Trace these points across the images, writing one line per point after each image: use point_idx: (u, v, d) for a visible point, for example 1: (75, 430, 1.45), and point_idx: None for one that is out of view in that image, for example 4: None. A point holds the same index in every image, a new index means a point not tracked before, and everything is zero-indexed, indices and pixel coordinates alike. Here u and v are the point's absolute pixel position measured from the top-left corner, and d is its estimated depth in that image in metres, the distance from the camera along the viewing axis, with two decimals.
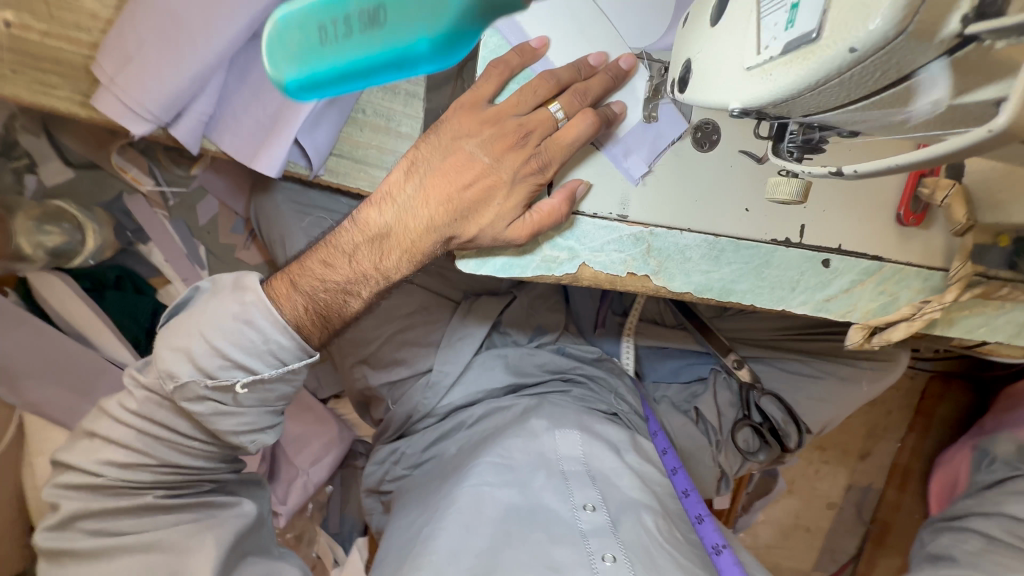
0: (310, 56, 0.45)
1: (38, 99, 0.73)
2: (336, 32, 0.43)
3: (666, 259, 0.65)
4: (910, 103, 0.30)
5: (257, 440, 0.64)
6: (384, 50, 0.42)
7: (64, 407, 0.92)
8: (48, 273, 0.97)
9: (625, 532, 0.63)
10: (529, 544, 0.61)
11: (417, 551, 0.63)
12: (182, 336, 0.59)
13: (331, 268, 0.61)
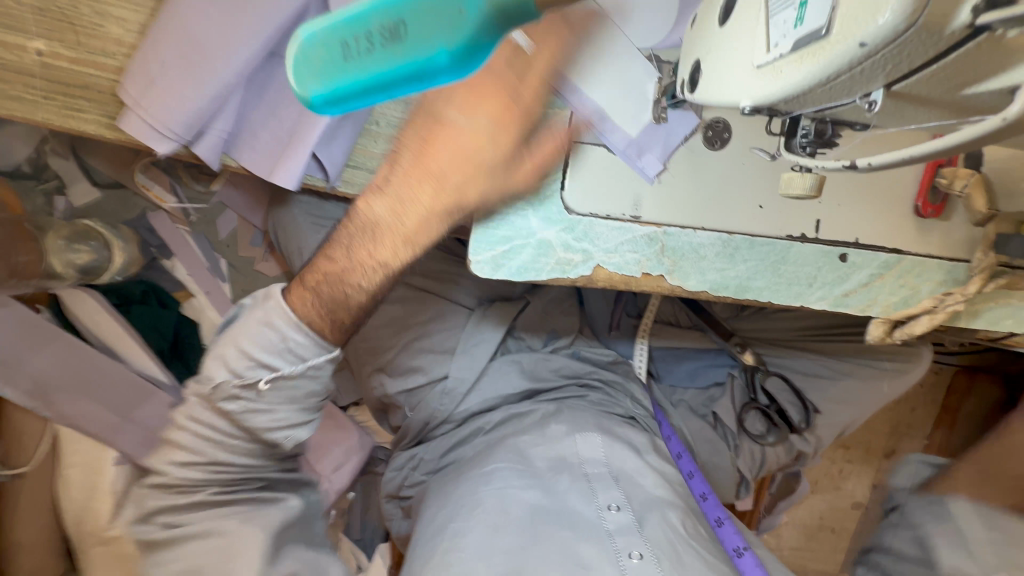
0: (333, 74, 0.39)
1: (67, 121, 0.74)
2: (363, 46, 0.37)
3: (680, 258, 0.65)
4: (926, 95, 0.30)
5: (291, 436, 0.66)
6: (399, 64, 0.36)
7: (96, 419, 0.95)
8: (77, 289, 1.01)
9: (650, 531, 0.63)
10: (555, 545, 0.61)
11: (442, 552, 0.64)
12: (221, 345, 0.63)
13: (333, 264, 0.61)
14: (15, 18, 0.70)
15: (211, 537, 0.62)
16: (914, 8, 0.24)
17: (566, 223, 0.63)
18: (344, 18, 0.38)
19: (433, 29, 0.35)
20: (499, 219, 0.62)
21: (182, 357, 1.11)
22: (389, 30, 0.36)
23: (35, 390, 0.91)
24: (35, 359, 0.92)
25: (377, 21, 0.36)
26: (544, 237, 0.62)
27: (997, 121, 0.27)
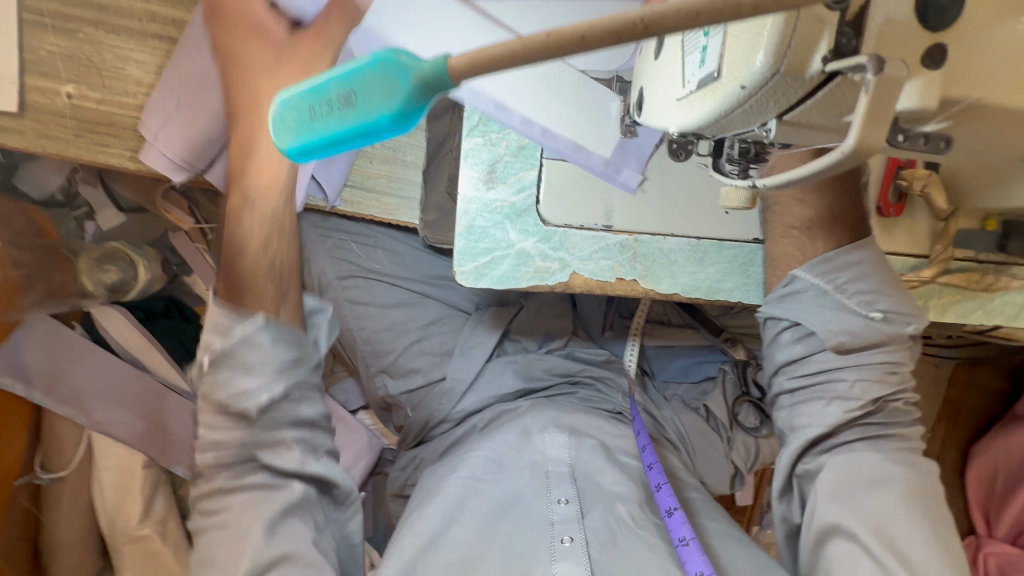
0: (299, 134, 0.32)
1: (95, 155, 0.82)
2: (320, 106, 0.31)
3: (652, 263, 0.69)
4: (814, 126, 0.34)
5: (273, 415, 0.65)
6: (359, 126, 0.30)
7: (122, 423, 1.06)
8: (108, 306, 1.09)
9: (591, 521, 0.73)
10: (499, 538, 0.72)
11: (404, 536, 0.75)
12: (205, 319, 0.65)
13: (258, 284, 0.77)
14: (46, 65, 0.78)
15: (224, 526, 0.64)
16: (774, 59, 0.29)
17: (542, 234, 0.68)
18: (312, 81, 0.31)
19: (387, 94, 0.29)
20: (479, 233, 0.67)
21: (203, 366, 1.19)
22: (352, 95, 0.30)
23: (73, 400, 1.03)
24: (75, 372, 1.03)
25: (340, 88, 0.30)
26: (521, 248, 0.67)
27: (838, 153, 0.30)
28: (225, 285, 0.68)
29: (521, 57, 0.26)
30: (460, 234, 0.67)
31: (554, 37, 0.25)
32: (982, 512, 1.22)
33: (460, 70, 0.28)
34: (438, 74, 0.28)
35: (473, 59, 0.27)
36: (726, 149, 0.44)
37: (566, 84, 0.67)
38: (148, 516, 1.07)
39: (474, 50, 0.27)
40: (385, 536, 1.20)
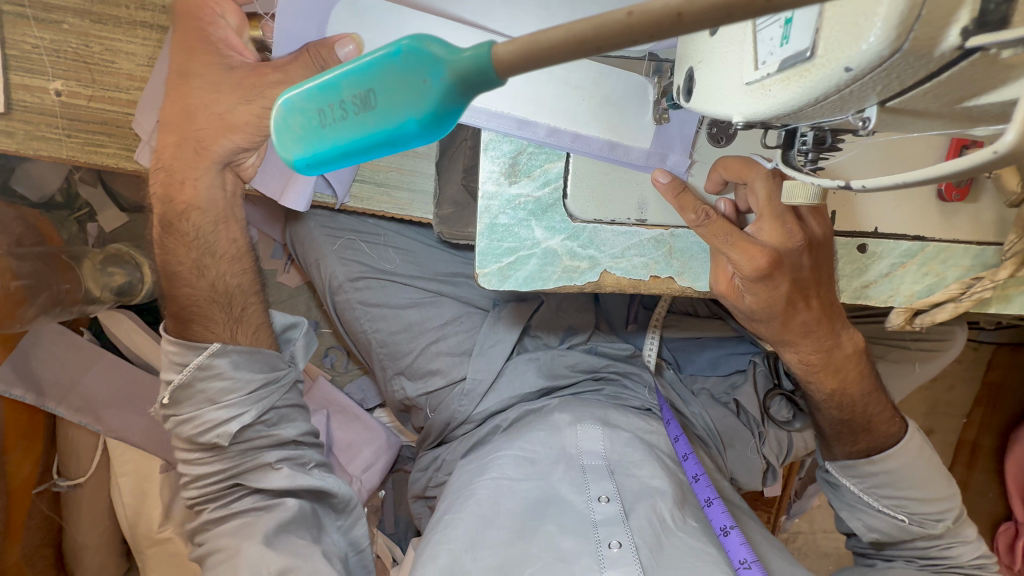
0: (307, 143, 0.27)
1: (91, 156, 0.78)
2: (332, 110, 0.26)
3: (690, 259, 0.64)
4: (922, 109, 0.30)
5: (222, 434, 0.71)
6: (380, 134, 0.26)
7: (138, 428, 1.04)
8: (114, 310, 1.05)
9: (636, 520, 0.69)
10: (540, 540, 0.68)
11: (436, 538, 0.70)
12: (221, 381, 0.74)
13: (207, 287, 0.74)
14: (32, 59, 0.73)
15: (257, 539, 0.68)
16: (898, 33, 0.24)
17: (570, 231, 0.62)
18: (318, 78, 0.27)
19: (415, 96, 0.25)
20: (502, 232, 0.62)
21: None
22: (371, 96, 0.25)
23: (87, 407, 1.01)
24: (86, 381, 1.01)
25: (354, 87, 0.26)
26: (547, 247, 0.62)
27: (999, 149, 0.27)
28: (172, 323, 0.73)
29: (595, 43, 0.22)
30: (481, 233, 0.62)
31: (639, 15, 0.21)
32: (1022, 500, 1.16)
33: (507, 62, 0.23)
34: (478, 67, 0.23)
35: (524, 47, 0.22)
36: (799, 138, 0.38)
37: (586, 81, 0.59)
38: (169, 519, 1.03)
39: (525, 35, 0.22)
40: (406, 534, 1.18)
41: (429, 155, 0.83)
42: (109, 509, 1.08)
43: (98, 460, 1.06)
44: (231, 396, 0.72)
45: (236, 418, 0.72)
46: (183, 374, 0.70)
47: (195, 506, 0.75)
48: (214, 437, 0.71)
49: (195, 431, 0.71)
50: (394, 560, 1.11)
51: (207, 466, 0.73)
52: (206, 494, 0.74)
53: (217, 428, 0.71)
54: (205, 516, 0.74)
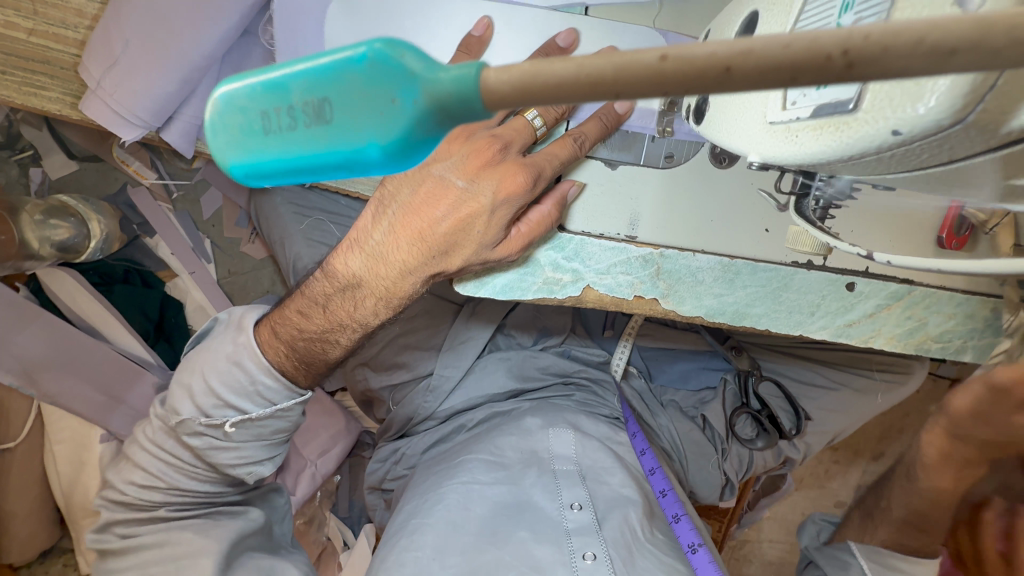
0: (244, 148, 0.23)
1: (29, 99, 0.69)
2: (280, 119, 0.22)
3: (676, 282, 0.61)
4: (970, 177, 0.28)
5: (207, 444, 0.64)
6: (335, 154, 0.22)
7: (78, 396, 0.98)
8: (55, 268, 0.98)
9: (610, 529, 0.67)
10: (512, 547, 0.64)
11: (402, 543, 0.67)
12: (187, 374, 0.65)
13: (307, 319, 0.61)
14: None
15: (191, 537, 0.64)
16: (965, 103, 0.22)
17: (556, 242, 0.59)
18: (265, 74, 0.22)
19: (380, 116, 0.21)
20: None
21: (167, 338, 1.10)
22: (326, 107, 0.21)
23: (25, 370, 0.93)
24: (18, 340, 0.93)
25: (305, 92, 0.21)
26: (541, 264, 0.59)
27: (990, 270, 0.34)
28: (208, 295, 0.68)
29: (615, 89, 0.18)
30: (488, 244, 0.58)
31: (676, 62, 0.17)
32: None
33: (498, 94, 0.19)
34: (461, 95, 0.20)
35: (523, 78, 0.18)
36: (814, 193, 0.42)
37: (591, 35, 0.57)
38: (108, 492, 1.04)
39: (524, 65, 0.18)
40: (360, 519, 1.15)
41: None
42: (42, 476, 1.05)
43: (33, 422, 1.01)
44: (229, 415, 0.63)
45: (270, 464, 0.69)
46: (260, 414, 0.64)
47: (145, 488, 0.67)
48: (244, 474, 0.68)
49: (231, 460, 0.66)
50: (344, 544, 1.11)
51: (206, 472, 0.68)
52: (177, 488, 0.68)
53: (252, 465, 0.68)
54: (160, 505, 0.67)
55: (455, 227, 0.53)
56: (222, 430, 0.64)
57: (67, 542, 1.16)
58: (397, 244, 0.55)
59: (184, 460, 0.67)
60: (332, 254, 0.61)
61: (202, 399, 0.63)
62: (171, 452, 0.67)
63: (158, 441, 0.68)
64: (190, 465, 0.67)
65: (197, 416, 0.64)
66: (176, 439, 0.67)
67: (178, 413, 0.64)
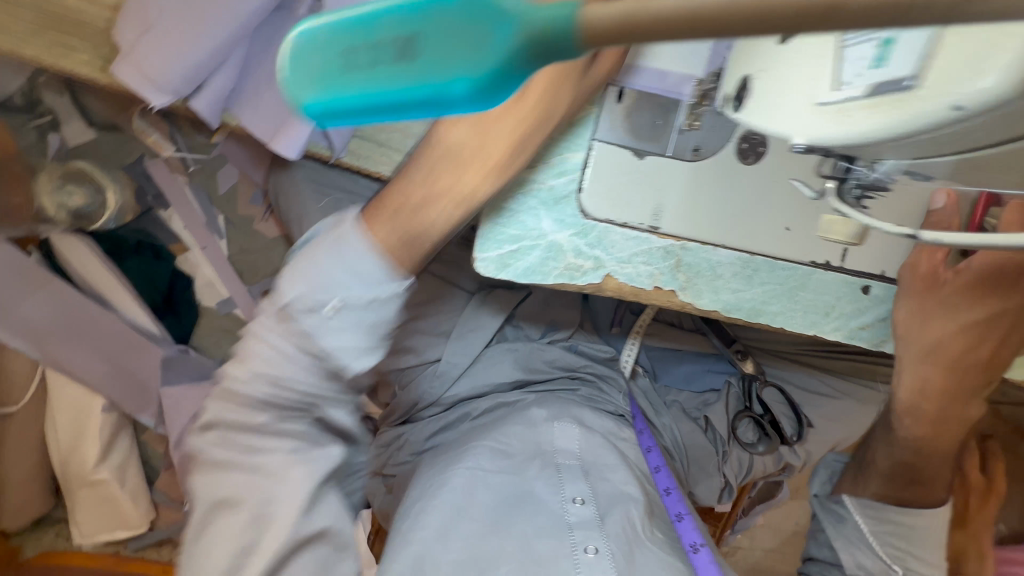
0: (323, 88, 0.24)
1: (59, 61, 0.69)
2: (365, 53, 0.23)
3: (696, 276, 0.62)
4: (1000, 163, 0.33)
5: (311, 325, 0.54)
6: (420, 87, 0.22)
7: (81, 363, 1.00)
8: (70, 234, 0.98)
9: (611, 525, 0.67)
10: (514, 538, 0.64)
11: (406, 526, 0.67)
12: (291, 265, 0.56)
13: (414, 191, 0.54)
14: None
15: None
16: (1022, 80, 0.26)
17: (580, 228, 0.59)
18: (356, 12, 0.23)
19: (469, 53, 0.21)
20: (510, 217, 0.59)
21: (175, 312, 1.10)
22: (414, 41, 0.22)
23: (32, 334, 0.95)
24: (25, 307, 0.93)
25: (393, 29, 0.22)
26: (536, 183, 0.58)
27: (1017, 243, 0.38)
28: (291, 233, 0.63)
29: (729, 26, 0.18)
30: (489, 212, 0.58)
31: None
32: None
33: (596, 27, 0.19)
34: (556, 30, 0.20)
35: (625, 12, 0.19)
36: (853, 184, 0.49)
37: None
38: (105, 461, 1.07)
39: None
40: None
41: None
42: (42, 443, 1.05)
43: (35, 388, 1.00)
44: (334, 291, 0.53)
45: (378, 357, 0.57)
46: (366, 296, 0.54)
47: (230, 405, 0.56)
48: (347, 364, 0.56)
49: (335, 345, 0.55)
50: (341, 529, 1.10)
51: (301, 377, 0.56)
52: (269, 397, 0.56)
53: (355, 354, 0.56)
54: (252, 414, 0.56)
55: (524, 137, 0.52)
56: (326, 316, 0.54)
57: (60, 512, 1.15)
58: (469, 155, 0.53)
59: (278, 362, 0.56)
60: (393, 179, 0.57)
61: (306, 277, 0.54)
62: (261, 356, 0.56)
63: (249, 346, 0.56)
64: (284, 372, 0.56)
65: (299, 296, 0.54)
66: (273, 329, 0.56)
67: (274, 311, 0.56)
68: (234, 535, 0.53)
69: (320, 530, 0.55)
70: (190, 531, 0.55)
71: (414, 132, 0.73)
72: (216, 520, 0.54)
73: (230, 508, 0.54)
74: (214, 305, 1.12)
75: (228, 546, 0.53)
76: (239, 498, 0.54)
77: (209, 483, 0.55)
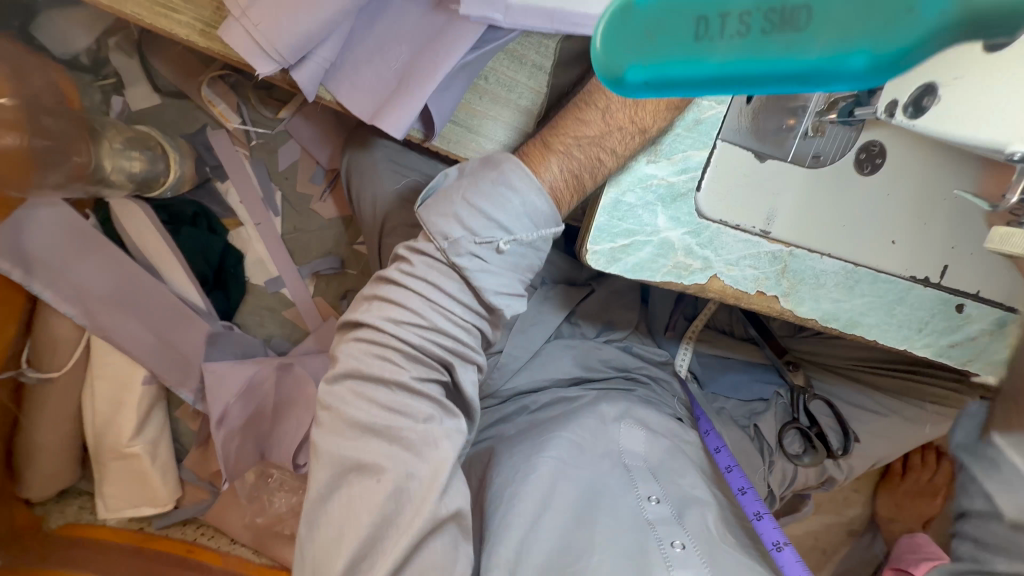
0: (667, 50, 0.24)
1: (158, 21, 0.68)
2: (734, 17, 0.22)
3: (800, 282, 0.62)
4: None
5: (474, 265, 0.57)
6: (800, 58, 0.22)
7: (127, 333, 0.97)
8: (130, 200, 0.97)
9: (691, 523, 0.67)
10: (600, 533, 0.63)
11: (499, 519, 0.66)
12: (445, 205, 0.58)
13: (575, 137, 0.58)
14: None
15: None
16: None
17: (694, 226, 0.59)
18: None
19: (882, 25, 0.21)
20: (625, 211, 0.60)
21: (223, 287, 1.07)
22: (806, 8, 0.22)
23: (79, 298, 0.93)
24: (78, 269, 0.92)
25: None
26: (653, 178, 0.59)
27: None
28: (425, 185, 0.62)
29: None
30: (602, 209, 0.59)
31: None
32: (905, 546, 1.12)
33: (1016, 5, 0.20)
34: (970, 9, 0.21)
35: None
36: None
37: None
38: (140, 434, 1.04)
39: None
40: None
41: (536, 92, 0.73)
42: (76, 413, 1.02)
43: (79, 354, 0.98)
44: (496, 233, 0.57)
45: (526, 301, 0.61)
46: (529, 237, 0.59)
47: (373, 358, 0.57)
48: (505, 304, 0.59)
49: (494, 286, 0.58)
50: None
51: (452, 327, 0.58)
52: (416, 351, 0.57)
53: (510, 298, 0.60)
54: (397, 370, 0.56)
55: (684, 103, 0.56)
56: (491, 254, 0.58)
57: (86, 484, 1.12)
58: (612, 128, 0.57)
59: (423, 308, 0.57)
60: (528, 148, 0.60)
61: (471, 219, 0.57)
62: (415, 307, 0.57)
63: (399, 295, 0.58)
64: (437, 322, 0.57)
65: (465, 236, 0.57)
66: (427, 276, 0.57)
67: (427, 261, 0.58)
68: (375, 507, 0.51)
69: (453, 512, 0.53)
70: (316, 492, 0.54)
71: (505, 120, 0.73)
72: (352, 481, 0.53)
73: (370, 473, 0.53)
74: (262, 283, 1.09)
75: (368, 511, 0.51)
76: (381, 466, 0.53)
77: (345, 442, 0.55)
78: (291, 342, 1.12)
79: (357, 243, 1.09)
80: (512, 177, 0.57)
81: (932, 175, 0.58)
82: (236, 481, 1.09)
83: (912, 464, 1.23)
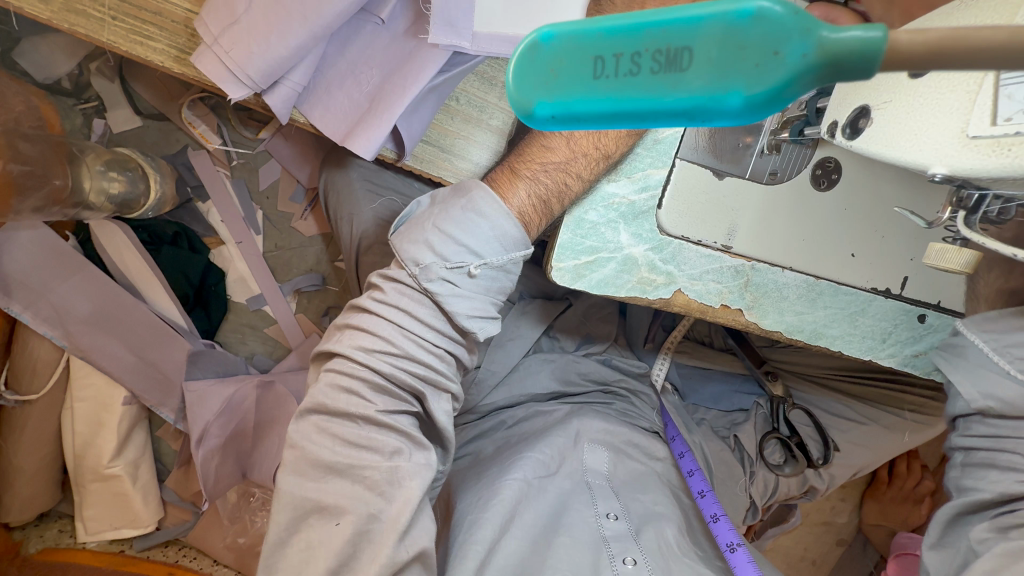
0: (569, 86, 0.25)
1: (133, 48, 0.69)
2: (621, 62, 0.24)
3: (763, 295, 0.63)
4: None
5: (446, 288, 0.58)
6: (681, 101, 0.24)
7: (106, 353, 0.97)
8: (110, 221, 0.98)
9: (646, 540, 0.67)
10: (557, 553, 0.63)
11: (461, 540, 0.65)
12: (416, 233, 0.59)
13: (542, 159, 0.59)
14: None
15: None
16: None
17: (656, 242, 0.61)
18: (608, 20, 0.24)
19: (753, 68, 0.23)
20: (588, 229, 0.61)
21: (204, 306, 1.07)
22: (684, 54, 0.23)
23: (56, 319, 0.93)
24: (58, 291, 0.92)
25: (661, 41, 0.23)
26: (614, 196, 0.60)
27: None
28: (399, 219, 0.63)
29: None
30: (566, 226, 0.61)
31: None
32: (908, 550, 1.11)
33: (908, 54, 0.20)
34: (861, 52, 0.21)
35: (938, 43, 0.20)
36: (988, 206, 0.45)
37: None
38: (120, 455, 1.03)
39: (944, 30, 0.20)
40: None
41: (507, 112, 0.75)
42: (54, 436, 1.02)
43: (58, 376, 0.98)
44: (467, 259, 0.59)
45: (500, 323, 0.62)
46: (499, 261, 0.60)
47: (341, 392, 0.57)
48: (476, 326, 0.60)
49: (466, 310, 0.59)
50: None
51: (423, 356, 0.59)
52: (385, 381, 0.57)
53: (482, 320, 0.61)
54: (364, 404, 0.56)
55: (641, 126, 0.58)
56: (463, 278, 0.59)
57: (65, 508, 1.11)
58: (577, 154, 0.58)
59: (391, 337, 0.58)
60: (497, 174, 0.62)
61: (442, 245, 0.58)
62: (386, 336, 0.58)
63: (369, 324, 0.58)
64: (409, 348, 0.58)
65: (438, 262, 0.58)
66: (399, 305, 0.58)
67: (399, 289, 0.59)
68: (334, 547, 0.51)
69: (417, 553, 0.52)
70: (275, 536, 0.54)
71: (477, 140, 0.75)
72: (311, 525, 0.53)
73: (330, 516, 0.53)
74: (243, 301, 1.10)
75: (325, 557, 0.51)
76: (342, 509, 0.52)
77: (307, 482, 0.55)
78: (273, 359, 1.12)
79: (338, 260, 1.10)
80: (480, 204, 0.58)
81: (884, 189, 0.60)
82: (217, 501, 1.08)
83: (898, 471, 1.23)
